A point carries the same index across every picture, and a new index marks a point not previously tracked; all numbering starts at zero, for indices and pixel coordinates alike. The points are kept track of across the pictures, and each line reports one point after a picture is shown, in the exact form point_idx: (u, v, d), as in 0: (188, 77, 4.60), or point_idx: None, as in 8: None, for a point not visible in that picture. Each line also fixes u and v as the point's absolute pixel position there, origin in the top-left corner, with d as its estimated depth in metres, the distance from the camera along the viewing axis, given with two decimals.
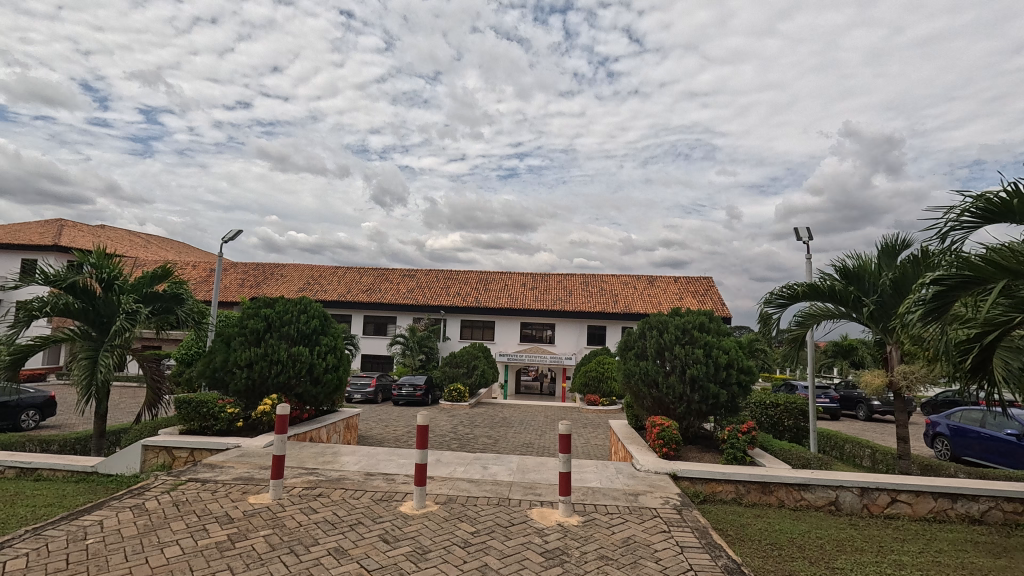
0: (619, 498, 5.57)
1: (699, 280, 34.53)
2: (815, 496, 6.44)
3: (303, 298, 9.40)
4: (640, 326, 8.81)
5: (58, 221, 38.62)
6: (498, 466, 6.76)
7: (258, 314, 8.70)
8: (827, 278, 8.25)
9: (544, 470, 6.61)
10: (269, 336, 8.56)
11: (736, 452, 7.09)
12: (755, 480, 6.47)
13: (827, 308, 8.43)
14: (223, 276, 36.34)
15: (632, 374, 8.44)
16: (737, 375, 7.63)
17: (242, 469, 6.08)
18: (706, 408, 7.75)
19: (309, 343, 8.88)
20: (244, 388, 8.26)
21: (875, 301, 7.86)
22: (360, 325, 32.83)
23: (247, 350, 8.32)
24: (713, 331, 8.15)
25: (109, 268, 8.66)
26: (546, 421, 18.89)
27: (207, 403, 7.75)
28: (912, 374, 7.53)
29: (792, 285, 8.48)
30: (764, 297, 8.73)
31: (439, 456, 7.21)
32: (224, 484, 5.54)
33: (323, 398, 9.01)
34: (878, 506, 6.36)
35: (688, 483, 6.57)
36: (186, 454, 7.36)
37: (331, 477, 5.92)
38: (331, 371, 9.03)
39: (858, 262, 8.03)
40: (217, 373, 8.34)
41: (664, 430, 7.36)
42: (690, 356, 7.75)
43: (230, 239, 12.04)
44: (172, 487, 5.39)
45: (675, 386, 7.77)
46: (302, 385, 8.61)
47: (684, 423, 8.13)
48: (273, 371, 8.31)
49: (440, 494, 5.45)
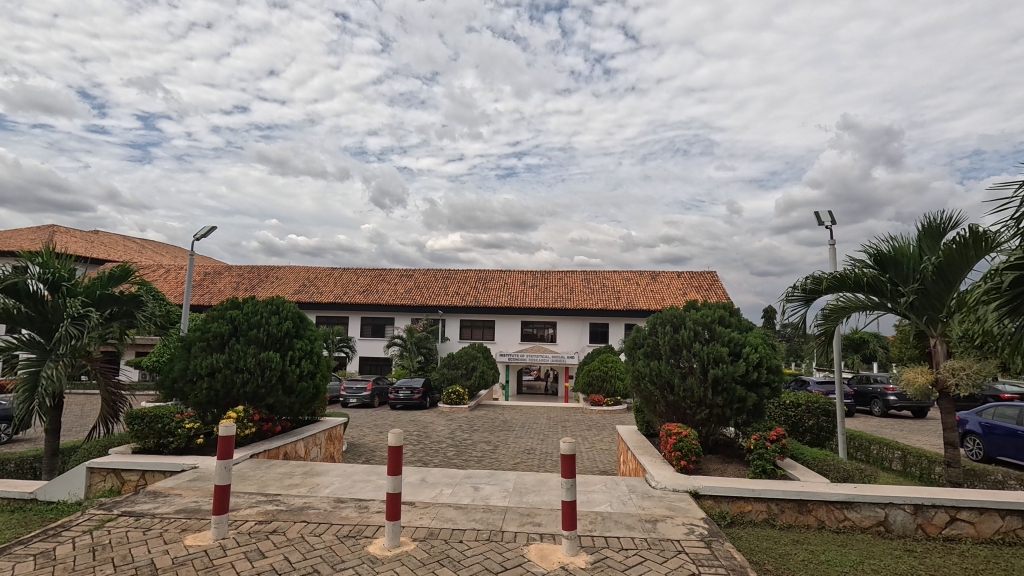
0: (634, 527, 4.67)
1: (702, 275, 33.56)
2: (861, 515, 5.54)
3: (277, 298, 8.51)
4: (649, 322, 7.92)
5: (51, 227, 37.97)
6: (492, 486, 5.86)
7: (223, 316, 7.83)
8: (856, 266, 7.24)
9: (545, 491, 5.71)
10: (235, 340, 7.65)
11: (765, 464, 6.18)
12: (790, 498, 5.58)
13: (857, 298, 7.41)
14: (218, 279, 35.55)
15: (642, 376, 7.57)
16: (767, 374, 6.71)
17: (190, 497, 5.18)
18: (729, 412, 6.84)
19: (281, 348, 7.94)
20: (206, 399, 7.34)
21: (915, 290, 6.85)
22: (357, 327, 31.96)
23: (210, 356, 7.41)
24: (736, 326, 7.30)
25: (54, 268, 7.77)
26: (548, 424, 17.98)
27: (162, 418, 6.87)
28: (963, 371, 6.58)
29: (817, 276, 7.47)
30: (785, 292, 7.71)
31: (425, 475, 6.32)
32: (162, 518, 4.65)
33: (299, 408, 8.09)
34: (935, 527, 5.46)
35: (712, 502, 5.65)
36: (136, 478, 6.45)
37: (293, 507, 5.02)
38: (307, 378, 8.10)
39: (894, 247, 7.02)
40: (176, 384, 7.42)
41: (682, 440, 6.44)
42: (712, 355, 6.84)
43: (203, 236, 11.12)
44: (97, 526, 4.49)
45: (694, 389, 6.86)
46: (274, 395, 7.66)
47: (703, 431, 7.21)
48: (238, 380, 7.37)
49: (419, 528, 4.53)
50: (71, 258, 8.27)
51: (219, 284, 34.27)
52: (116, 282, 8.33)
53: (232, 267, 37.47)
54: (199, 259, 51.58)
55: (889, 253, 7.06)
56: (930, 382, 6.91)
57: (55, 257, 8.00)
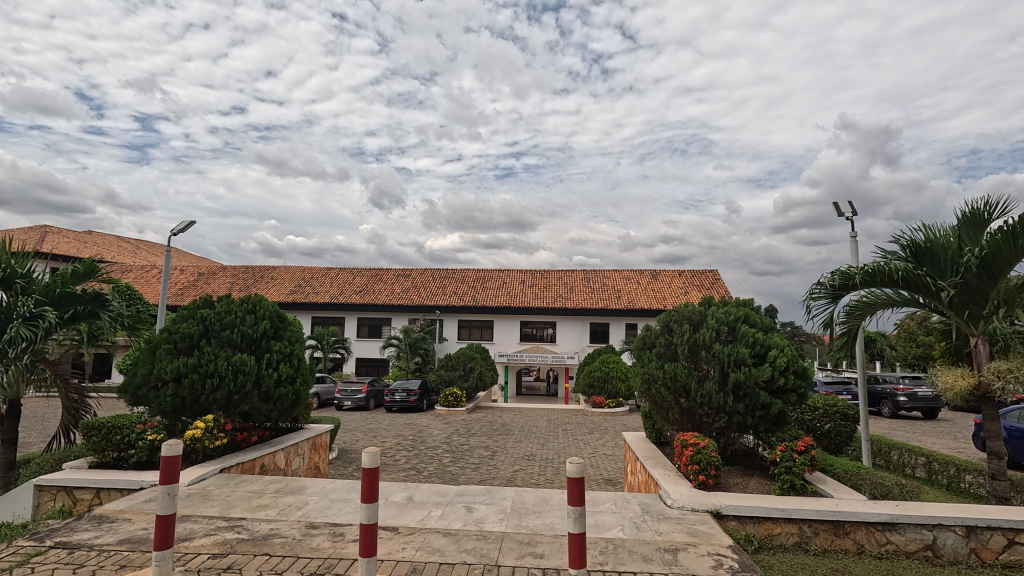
0: (652, 559, 4.01)
1: (704, 273, 32.92)
2: (906, 538, 4.89)
3: (255, 297, 7.81)
4: (660, 321, 7.31)
5: (43, 227, 37.27)
6: (487, 507, 5.19)
7: (194, 316, 7.17)
8: (888, 259, 6.57)
9: (547, 512, 5.02)
10: (205, 343, 6.98)
11: (794, 479, 5.51)
12: (826, 519, 4.94)
13: (886, 294, 6.75)
14: (212, 280, 34.83)
15: (654, 380, 6.92)
16: (795, 380, 6.06)
17: (139, 524, 4.50)
18: (751, 421, 6.19)
19: (257, 351, 7.26)
20: (171, 407, 6.66)
21: (954, 285, 6.19)
22: (352, 328, 31.25)
23: (176, 360, 6.73)
24: (758, 325, 6.66)
25: (7, 263, 7.07)
26: (548, 427, 17.30)
27: (121, 429, 6.19)
28: (1012, 374, 5.90)
29: (846, 271, 6.80)
30: (810, 289, 7.02)
31: (412, 493, 5.65)
32: (99, 553, 3.95)
33: (277, 416, 7.39)
34: (990, 552, 4.81)
35: (737, 524, 4.99)
36: (90, 496, 5.71)
37: (257, 535, 4.34)
38: (286, 384, 7.40)
39: (930, 237, 6.38)
40: (140, 390, 6.73)
41: (699, 452, 5.76)
42: (733, 357, 6.20)
43: (179, 231, 10.47)
44: (17, 565, 3.78)
45: (713, 396, 6.22)
46: (249, 402, 6.97)
47: (721, 440, 6.55)
48: (208, 386, 6.71)
49: (400, 562, 3.88)
50: (28, 255, 7.53)
51: (213, 284, 33.52)
52: (80, 280, 7.66)
53: (227, 267, 36.70)
54: (195, 260, 50.82)
55: (924, 244, 6.41)
56: (971, 385, 6.24)
57: (9, 253, 7.29)
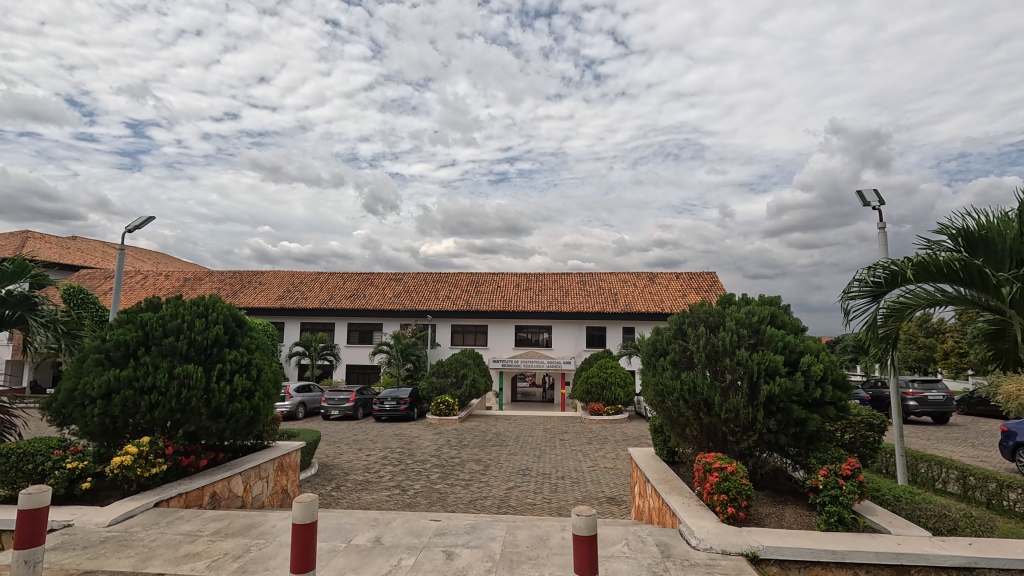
0: None
1: (702, 276, 32.10)
2: None
3: (209, 298, 6.83)
4: (673, 322, 6.42)
5: (24, 233, 36.07)
6: (471, 551, 4.23)
7: (134, 321, 6.18)
8: (937, 249, 5.71)
9: (545, 559, 4.06)
10: (144, 352, 5.99)
11: (843, 512, 4.57)
12: (887, 563, 4.01)
13: (932, 292, 5.88)
14: (198, 285, 33.65)
15: (668, 392, 6.01)
16: (835, 391, 5.15)
17: None
18: (784, 440, 5.29)
19: (207, 361, 6.27)
20: (99, 429, 5.65)
21: (1016, 277, 5.31)
22: (342, 334, 30.14)
23: (106, 372, 5.72)
24: (788, 326, 5.76)
25: None
26: (545, 437, 16.35)
27: (34, 457, 5.17)
28: None
29: (889, 265, 5.93)
30: (848, 287, 6.15)
31: (382, 532, 4.66)
32: None
33: (232, 434, 6.38)
34: None
35: (778, 570, 4.08)
36: None
37: None
38: (242, 398, 6.36)
39: (987, 222, 5.48)
40: (65, 408, 5.74)
41: (727, 478, 4.82)
42: (763, 364, 5.28)
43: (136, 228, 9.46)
44: None
45: (741, 411, 5.30)
46: (195, 421, 5.99)
47: (749, 461, 5.61)
48: (144, 403, 5.70)
49: None
50: None
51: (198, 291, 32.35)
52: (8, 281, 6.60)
53: (214, 272, 35.58)
54: (183, 266, 49.56)
55: (978, 232, 5.50)
56: None
57: None
